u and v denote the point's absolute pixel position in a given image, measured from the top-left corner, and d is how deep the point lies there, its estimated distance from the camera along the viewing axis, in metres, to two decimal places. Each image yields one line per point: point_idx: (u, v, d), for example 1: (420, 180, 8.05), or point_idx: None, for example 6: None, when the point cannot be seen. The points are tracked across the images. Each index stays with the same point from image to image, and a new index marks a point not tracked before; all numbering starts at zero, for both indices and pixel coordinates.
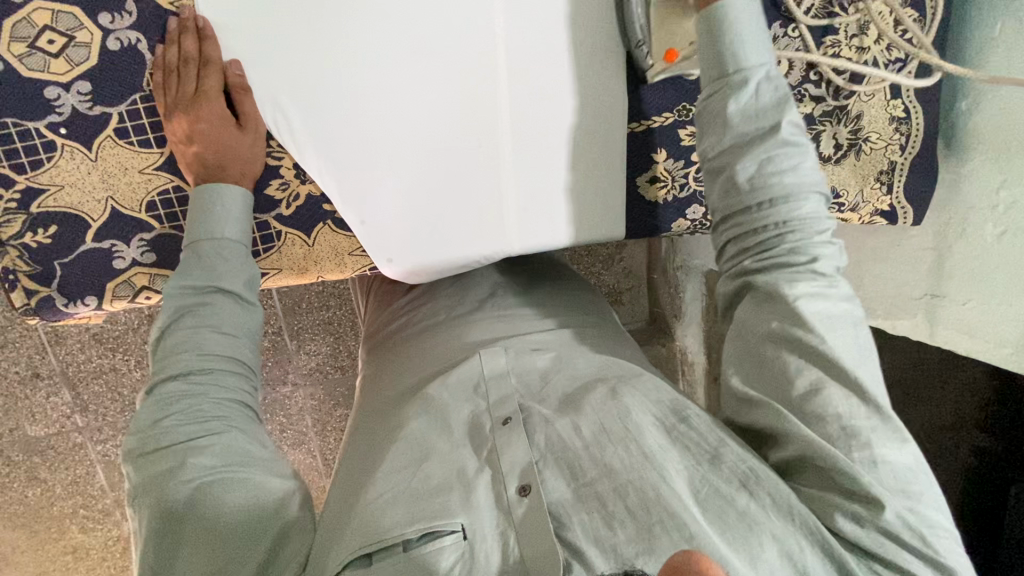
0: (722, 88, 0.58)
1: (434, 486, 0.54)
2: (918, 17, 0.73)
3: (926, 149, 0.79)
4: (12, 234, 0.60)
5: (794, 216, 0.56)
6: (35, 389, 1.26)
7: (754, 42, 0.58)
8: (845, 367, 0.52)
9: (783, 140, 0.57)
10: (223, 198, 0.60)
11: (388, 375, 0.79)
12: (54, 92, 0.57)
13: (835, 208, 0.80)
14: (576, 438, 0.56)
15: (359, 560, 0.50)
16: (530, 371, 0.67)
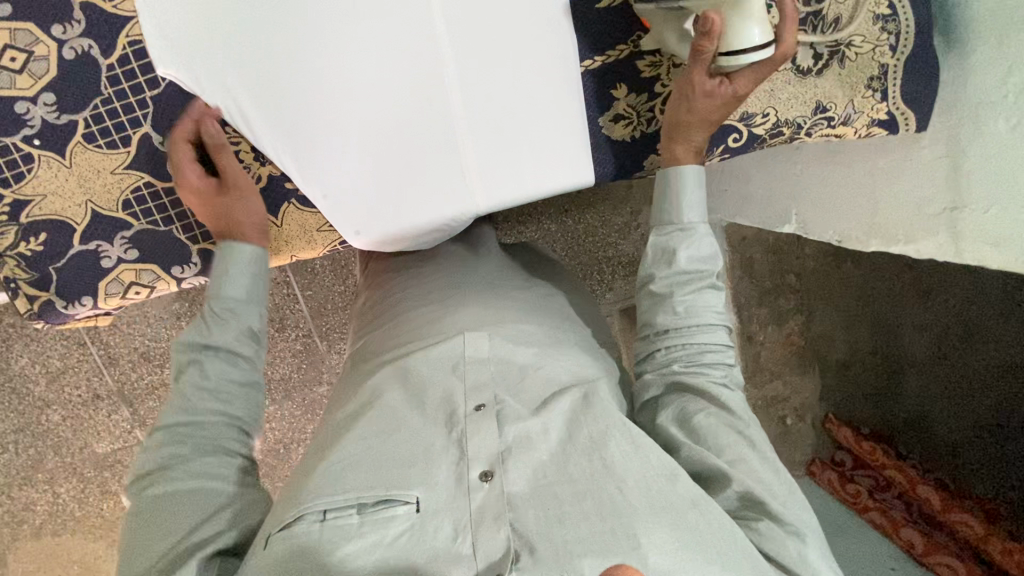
0: (673, 242, 0.68)
1: (398, 459, 0.59)
2: None
3: (924, 45, 0.72)
4: (8, 245, 0.65)
5: (712, 344, 0.67)
6: (97, 408, 1.37)
7: (694, 205, 0.69)
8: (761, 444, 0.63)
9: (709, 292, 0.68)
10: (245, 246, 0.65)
11: (367, 360, 0.79)
12: (24, 107, 0.61)
13: (824, 123, 0.74)
14: (544, 444, 0.60)
15: (313, 514, 0.55)
16: (510, 364, 0.69)
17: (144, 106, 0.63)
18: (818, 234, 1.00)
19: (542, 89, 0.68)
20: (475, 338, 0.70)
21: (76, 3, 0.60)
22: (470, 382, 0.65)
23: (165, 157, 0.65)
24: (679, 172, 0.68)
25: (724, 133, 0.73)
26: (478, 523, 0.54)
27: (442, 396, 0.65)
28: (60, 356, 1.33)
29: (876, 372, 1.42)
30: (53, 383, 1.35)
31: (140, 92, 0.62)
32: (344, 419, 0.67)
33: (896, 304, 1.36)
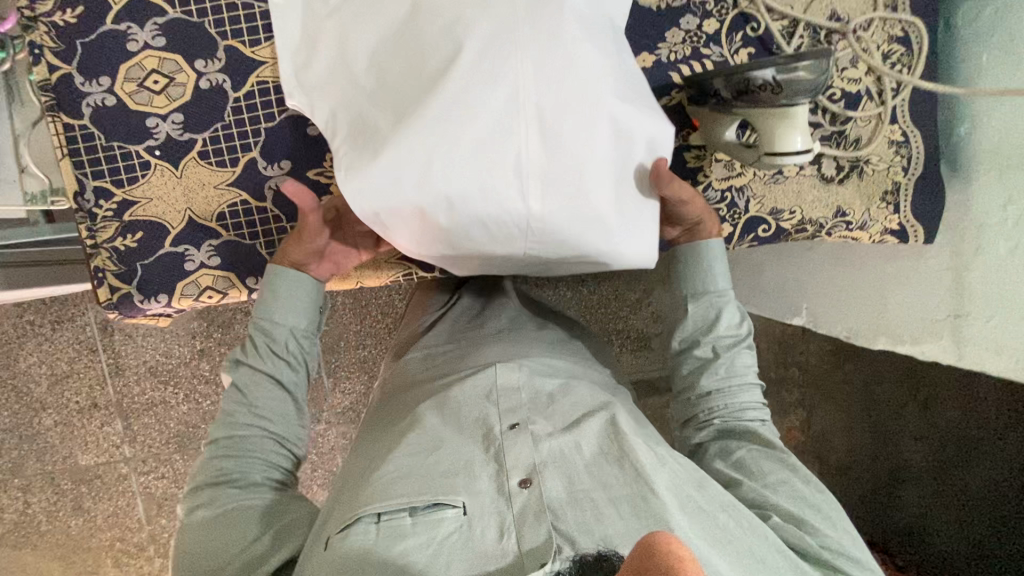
0: (709, 309, 0.81)
1: (444, 469, 0.64)
2: (905, 51, 0.79)
3: (930, 170, 0.83)
4: (106, 238, 0.71)
5: (750, 403, 0.79)
6: (90, 418, 1.38)
7: (722, 274, 0.81)
8: (792, 463, 0.73)
9: (748, 379, 0.79)
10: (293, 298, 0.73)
11: (410, 385, 0.85)
12: (154, 122, 0.70)
13: (842, 227, 0.83)
14: (577, 454, 0.67)
15: (370, 515, 0.60)
16: (540, 390, 0.76)
17: (257, 135, 0.72)
18: (826, 329, 1.04)
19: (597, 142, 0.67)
20: (506, 368, 0.77)
21: (220, 44, 0.70)
22: (504, 405, 0.72)
23: (264, 181, 0.73)
24: (704, 251, 0.79)
25: (754, 223, 0.82)
26: (522, 521, 0.59)
27: (481, 417, 0.71)
28: (70, 360, 1.36)
29: (874, 476, 1.43)
30: (55, 386, 1.37)
31: (256, 123, 0.71)
32: (388, 437, 0.72)
33: (896, 411, 1.41)
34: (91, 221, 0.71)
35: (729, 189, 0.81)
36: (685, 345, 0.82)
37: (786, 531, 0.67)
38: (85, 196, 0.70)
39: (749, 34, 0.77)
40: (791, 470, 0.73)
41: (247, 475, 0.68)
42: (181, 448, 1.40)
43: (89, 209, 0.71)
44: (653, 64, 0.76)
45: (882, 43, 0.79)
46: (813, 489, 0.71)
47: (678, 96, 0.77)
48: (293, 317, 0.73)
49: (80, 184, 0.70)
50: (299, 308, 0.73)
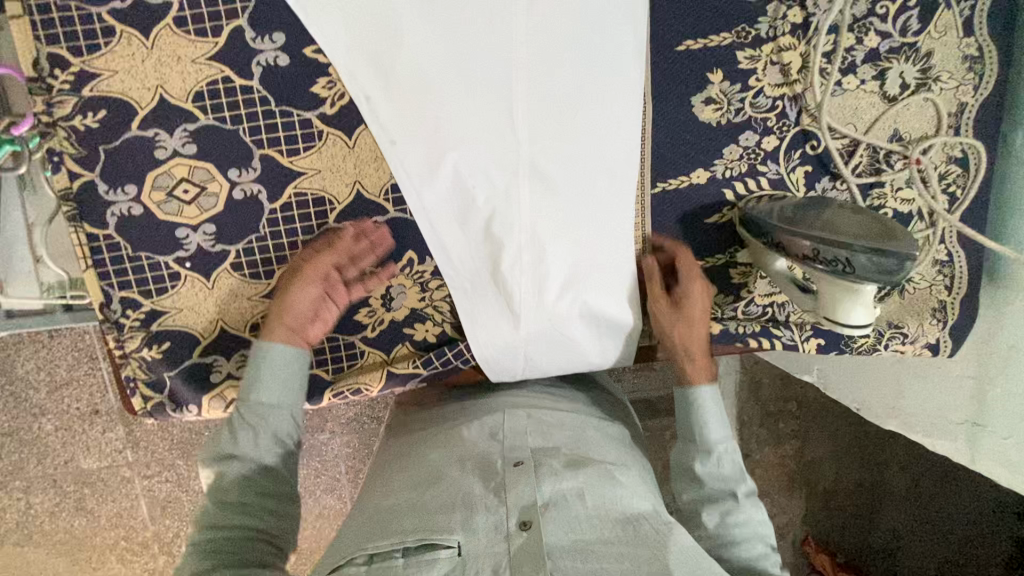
0: (692, 453, 0.76)
1: (441, 504, 0.68)
2: (961, 172, 0.77)
3: (973, 289, 0.82)
4: (135, 349, 0.68)
5: (729, 472, 0.75)
6: (91, 422, 1.25)
7: (716, 422, 0.76)
8: (745, 518, 0.73)
9: (717, 448, 0.75)
10: (274, 361, 0.65)
11: (419, 414, 0.88)
12: (184, 232, 0.66)
13: (898, 339, 0.83)
14: (577, 501, 0.69)
15: (359, 559, 0.65)
16: (542, 442, 0.76)
17: (294, 248, 0.68)
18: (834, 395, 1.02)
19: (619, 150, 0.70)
20: (512, 416, 0.79)
21: (256, 153, 0.65)
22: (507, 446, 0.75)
23: None
24: (701, 400, 0.75)
25: (816, 334, 0.80)
26: (515, 565, 0.63)
27: (485, 452, 0.75)
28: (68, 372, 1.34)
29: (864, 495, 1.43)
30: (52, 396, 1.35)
31: (293, 236, 0.68)
32: (391, 475, 0.77)
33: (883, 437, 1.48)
34: (119, 332, 0.68)
35: (772, 304, 0.79)
36: (704, 405, 0.75)
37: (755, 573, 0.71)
38: (111, 307, 0.67)
39: (808, 152, 0.74)
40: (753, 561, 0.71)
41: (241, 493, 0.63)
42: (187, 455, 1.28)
43: (116, 320, 0.67)
44: (707, 181, 0.73)
45: (940, 164, 0.77)
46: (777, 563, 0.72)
47: (730, 214, 0.74)
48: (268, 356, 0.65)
49: (106, 295, 0.67)
50: (284, 388, 0.66)
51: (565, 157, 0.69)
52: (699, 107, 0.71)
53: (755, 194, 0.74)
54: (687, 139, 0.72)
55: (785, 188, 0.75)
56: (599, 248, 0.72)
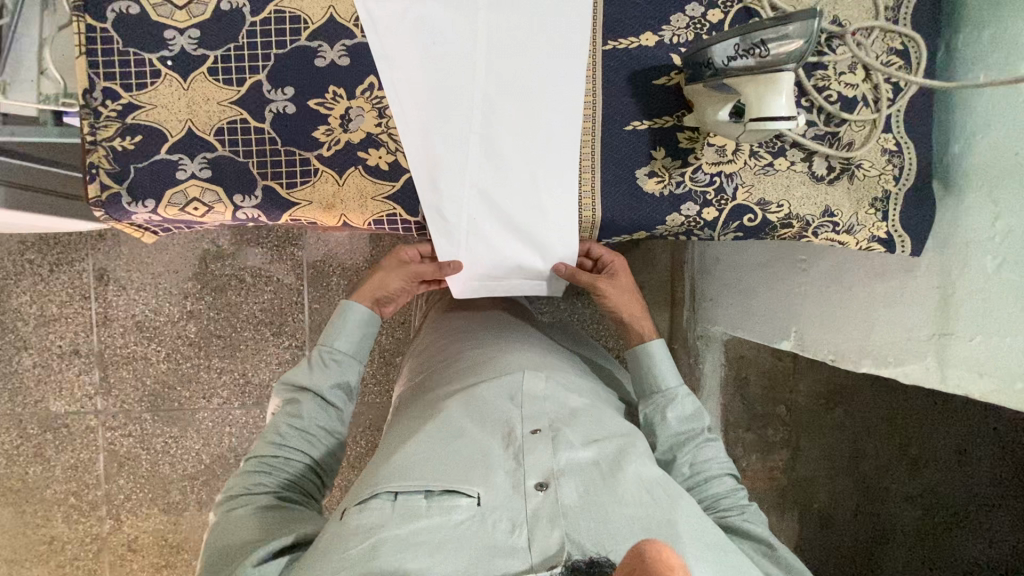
0: (660, 403, 0.93)
1: (464, 459, 0.78)
2: (904, 64, 0.82)
3: (921, 182, 0.83)
4: (106, 137, 0.73)
5: (711, 466, 0.89)
6: (69, 364, 1.57)
7: (670, 374, 0.95)
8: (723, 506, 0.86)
9: (690, 410, 0.92)
10: (353, 315, 0.93)
11: (432, 382, 1.02)
12: (172, 34, 0.73)
13: (829, 227, 0.83)
14: (594, 467, 0.79)
15: (386, 494, 0.73)
16: (563, 406, 0.89)
17: (267, 59, 0.74)
18: (814, 351, 1.09)
19: (569, 34, 0.77)
20: (533, 379, 0.93)
21: None
22: (526, 411, 0.86)
23: (266, 104, 0.75)
24: (658, 367, 0.95)
25: (740, 211, 0.82)
26: (534, 522, 0.71)
27: (507, 420, 0.85)
28: (62, 303, 1.55)
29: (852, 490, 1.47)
30: (41, 328, 1.56)
31: (267, 49, 0.74)
32: (412, 426, 0.88)
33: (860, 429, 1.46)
34: (95, 118, 0.73)
35: (719, 174, 0.81)
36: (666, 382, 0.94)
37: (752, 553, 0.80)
38: (93, 94, 0.73)
39: None
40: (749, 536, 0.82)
41: (306, 436, 0.88)
42: (152, 408, 1.57)
43: (95, 107, 0.73)
44: (656, 44, 0.79)
45: (880, 54, 0.81)
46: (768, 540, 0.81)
47: (678, 77, 0.79)
48: (340, 345, 0.92)
49: (91, 83, 0.73)
50: (360, 346, 0.94)
51: (522, 23, 0.77)
52: None
53: None
54: (637, 3, 0.78)
55: None
56: (550, 107, 0.78)
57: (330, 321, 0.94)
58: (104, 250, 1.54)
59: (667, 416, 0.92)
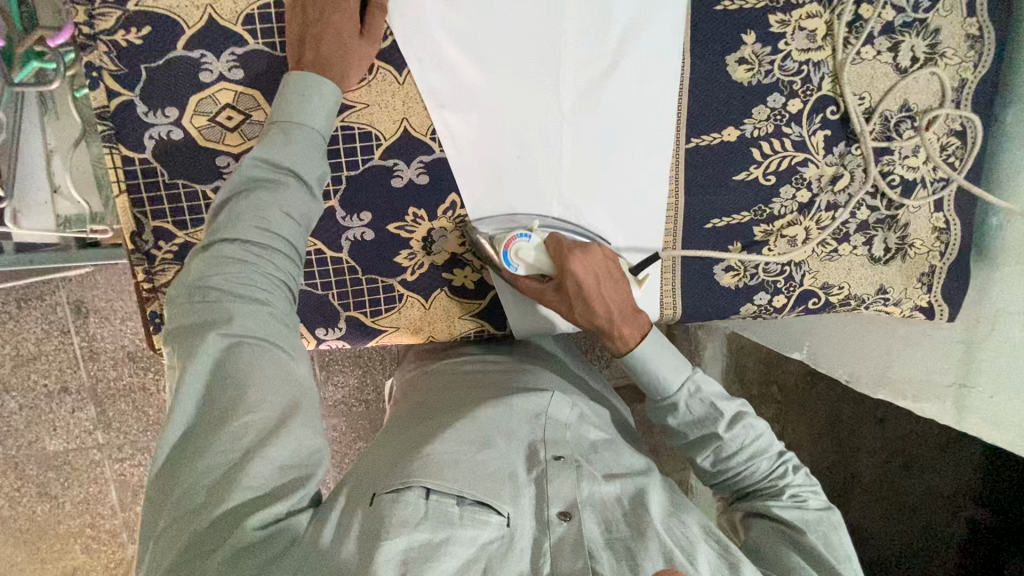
0: (659, 407, 0.75)
1: (493, 471, 0.61)
2: (960, 144, 0.83)
3: (963, 255, 0.88)
4: (165, 282, 0.66)
5: (757, 470, 0.72)
6: (60, 402, 1.25)
7: (671, 368, 0.73)
8: (785, 516, 0.67)
9: (727, 424, 0.72)
10: (322, 93, 0.61)
11: (439, 382, 0.82)
12: (225, 161, 0.65)
13: (880, 301, 0.89)
14: (617, 505, 0.62)
15: (418, 489, 0.57)
16: (581, 439, 0.71)
17: (338, 183, 0.67)
18: (828, 368, 1.13)
19: (654, 134, 0.74)
20: (560, 402, 0.75)
21: None
22: (549, 433, 0.69)
23: (342, 232, 0.69)
24: (642, 357, 0.72)
25: (805, 296, 0.85)
26: (557, 555, 0.55)
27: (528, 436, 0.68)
28: (36, 340, 1.22)
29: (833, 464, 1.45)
30: (18, 368, 1.23)
31: (337, 171, 0.67)
32: (423, 429, 0.69)
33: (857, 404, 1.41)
34: (150, 263, 0.66)
35: (789, 263, 0.83)
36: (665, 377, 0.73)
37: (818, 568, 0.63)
38: (143, 236, 0.65)
39: (828, 116, 0.78)
40: (812, 552, 0.64)
41: (279, 233, 0.59)
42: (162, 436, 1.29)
43: (147, 250, 0.65)
44: (736, 139, 0.77)
45: (942, 135, 0.82)
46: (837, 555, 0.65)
47: (756, 172, 0.78)
48: (312, 123, 0.61)
49: (139, 224, 0.64)
50: (313, 154, 0.62)
51: (607, 122, 0.73)
52: (733, 67, 0.74)
53: (779, 153, 0.78)
54: (719, 97, 0.75)
55: (806, 149, 0.79)
56: (634, 207, 0.76)
57: (281, 94, 0.61)
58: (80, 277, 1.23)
59: (666, 421, 0.75)
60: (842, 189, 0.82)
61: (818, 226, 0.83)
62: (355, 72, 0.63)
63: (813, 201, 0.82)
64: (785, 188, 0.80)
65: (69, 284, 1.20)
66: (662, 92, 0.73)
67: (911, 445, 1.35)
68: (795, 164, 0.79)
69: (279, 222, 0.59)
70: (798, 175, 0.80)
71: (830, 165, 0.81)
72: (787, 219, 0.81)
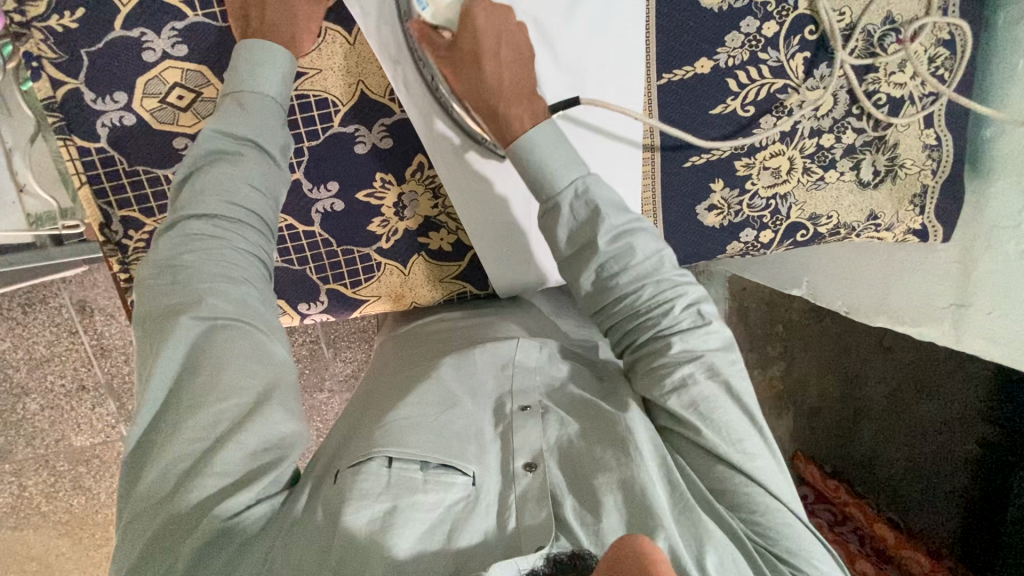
0: (547, 217, 0.63)
1: (456, 432, 0.60)
2: (948, 54, 0.79)
3: (956, 172, 0.85)
4: None
5: (664, 309, 0.62)
6: (80, 400, 1.28)
7: (557, 166, 0.62)
8: (698, 401, 0.58)
9: (607, 253, 0.62)
10: (276, 60, 0.59)
11: (410, 339, 0.81)
12: (182, 142, 0.64)
13: (872, 228, 0.87)
14: (582, 440, 0.61)
15: (380, 458, 0.55)
16: (554, 379, 0.70)
17: (300, 154, 0.66)
18: (824, 301, 1.07)
19: (624, 72, 0.71)
20: (527, 347, 0.72)
21: None
22: (517, 383, 0.67)
23: (311, 205, 0.68)
24: (529, 143, 0.61)
25: (793, 229, 0.84)
26: (523, 502, 0.56)
27: (495, 391, 0.67)
28: (48, 342, 1.24)
29: (840, 410, 1.46)
30: (34, 370, 1.26)
31: (298, 141, 0.66)
32: (394, 391, 0.68)
33: (854, 343, 1.40)
34: (123, 253, 0.66)
35: (774, 196, 0.81)
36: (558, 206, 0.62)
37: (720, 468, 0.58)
38: (112, 227, 0.65)
39: (807, 37, 0.75)
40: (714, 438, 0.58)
41: (247, 209, 0.59)
42: None
43: (118, 240, 0.65)
44: (710, 71, 0.74)
45: (929, 47, 0.78)
46: (755, 438, 0.58)
47: (733, 104, 0.75)
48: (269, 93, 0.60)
49: (106, 215, 0.64)
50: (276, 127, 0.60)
51: (574, 64, 0.69)
52: None
53: (757, 82, 0.75)
54: (689, 26, 0.72)
55: (785, 74, 0.76)
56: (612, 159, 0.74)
57: (231, 66, 0.60)
58: (79, 279, 1.23)
59: (556, 237, 0.63)
60: (826, 114, 0.79)
61: (802, 154, 0.80)
62: (307, 36, 0.61)
63: (796, 129, 0.78)
64: (766, 118, 0.77)
65: (69, 287, 1.22)
66: (629, 27, 0.70)
67: (917, 370, 1.35)
68: (775, 91, 0.76)
69: (245, 198, 0.58)
70: (778, 103, 0.77)
71: (813, 90, 0.77)
72: (770, 150, 0.79)
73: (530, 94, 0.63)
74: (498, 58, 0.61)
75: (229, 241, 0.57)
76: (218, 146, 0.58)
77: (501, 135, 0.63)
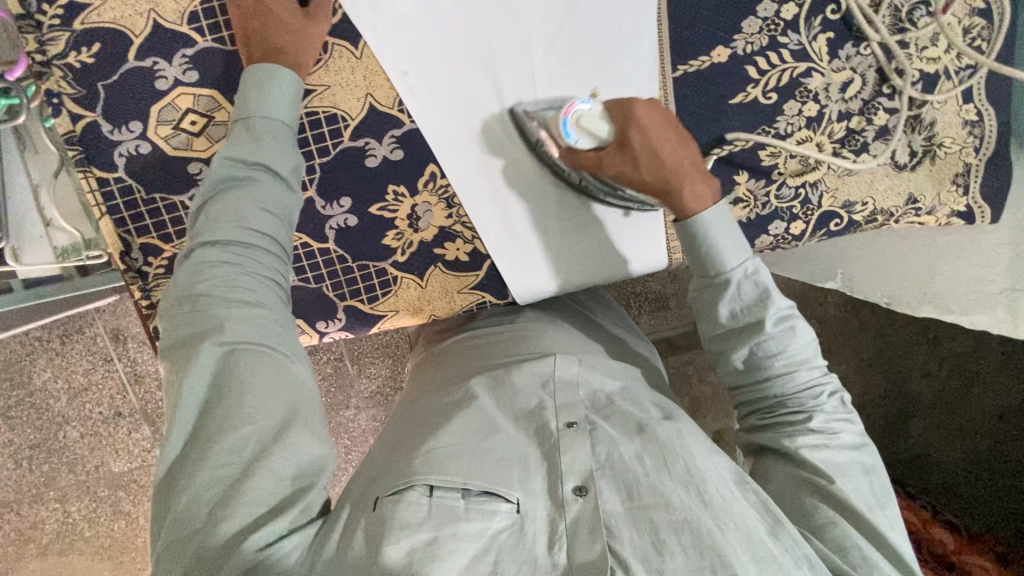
0: (709, 291, 0.67)
1: (499, 458, 0.59)
2: (986, 24, 0.74)
3: (1001, 148, 0.80)
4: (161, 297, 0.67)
5: (802, 388, 0.65)
6: (116, 427, 1.29)
7: (729, 248, 0.65)
8: (831, 470, 0.61)
9: (767, 332, 0.64)
10: (281, 82, 0.59)
11: (446, 360, 0.80)
12: (196, 167, 0.64)
13: (911, 214, 0.82)
14: (637, 463, 0.59)
15: (421, 487, 0.55)
16: (599, 390, 0.69)
17: (312, 172, 0.66)
18: (863, 294, 0.98)
19: (633, 67, 0.69)
20: (566, 361, 0.71)
21: None
22: (560, 399, 0.66)
23: (325, 221, 0.67)
24: (705, 224, 0.65)
25: (826, 218, 0.79)
26: (573, 534, 0.55)
27: (536, 407, 0.66)
28: (86, 371, 1.26)
29: (887, 412, 1.33)
30: (75, 399, 1.28)
31: (309, 159, 0.65)
32: (431, 412, 0.67)
33: (899, 339, 1.32)
34: (144, 280, 0.66)
35: (803, 185, 0.77)
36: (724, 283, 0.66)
37: (838, 529, 0.59)
38: (131, 254, 0.65)
39: (829, 17, 0.71)
40: (845, 506, 0.60)
41: (261, 231, 0.58)
42: None
43: (138, 268, 0.65)
44: (728, 59, 0.71)
45: (963, 18, 0.74)
46: (879, 495, 0.62)
47: (754, 92, 0.72)
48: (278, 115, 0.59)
49: (125, 244, 0.64)
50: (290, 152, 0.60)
51: (584, 67, 0.68)
52: None
53: (778, 67, 0.72)
54: (703, 15, 0.69)
55: (808, 57, 0.72)
56: None
57: (240, 90, 0.59)
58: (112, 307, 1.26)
59: (717, 312, 0.66)
60: (855, 95, 0.74)
61: (831, 138, 0.76)
62: (309, 56, 0.61)
63: (823, 113, 0.75)
64: (790, 104, 0.73)
65: (104, 315, 1.25)
66: (636, 20, 0.68)
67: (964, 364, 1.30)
68: (798, 75, 0.73)
69: (260, 220, 0.58)
70: (802, 87, 0.73)
71: (839, 71, 0.73)
72: (797, 137, 0.75)
73: (703, 168, 0.66)
74: (671, 142, 0.64)
75: (246, 264, 0.57)
76: (229, 171, 0.57)
77: (678, 208, 0.66)
